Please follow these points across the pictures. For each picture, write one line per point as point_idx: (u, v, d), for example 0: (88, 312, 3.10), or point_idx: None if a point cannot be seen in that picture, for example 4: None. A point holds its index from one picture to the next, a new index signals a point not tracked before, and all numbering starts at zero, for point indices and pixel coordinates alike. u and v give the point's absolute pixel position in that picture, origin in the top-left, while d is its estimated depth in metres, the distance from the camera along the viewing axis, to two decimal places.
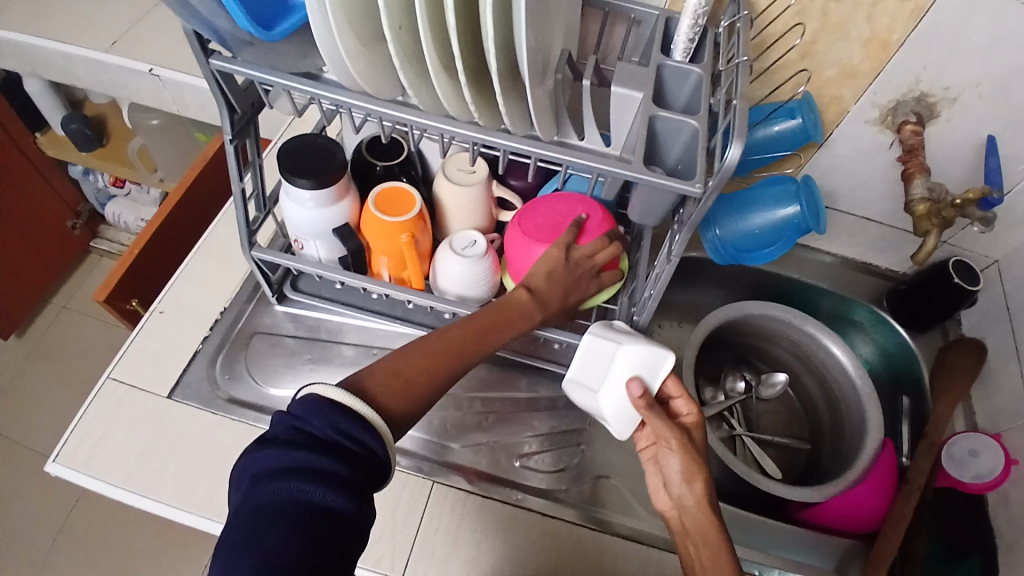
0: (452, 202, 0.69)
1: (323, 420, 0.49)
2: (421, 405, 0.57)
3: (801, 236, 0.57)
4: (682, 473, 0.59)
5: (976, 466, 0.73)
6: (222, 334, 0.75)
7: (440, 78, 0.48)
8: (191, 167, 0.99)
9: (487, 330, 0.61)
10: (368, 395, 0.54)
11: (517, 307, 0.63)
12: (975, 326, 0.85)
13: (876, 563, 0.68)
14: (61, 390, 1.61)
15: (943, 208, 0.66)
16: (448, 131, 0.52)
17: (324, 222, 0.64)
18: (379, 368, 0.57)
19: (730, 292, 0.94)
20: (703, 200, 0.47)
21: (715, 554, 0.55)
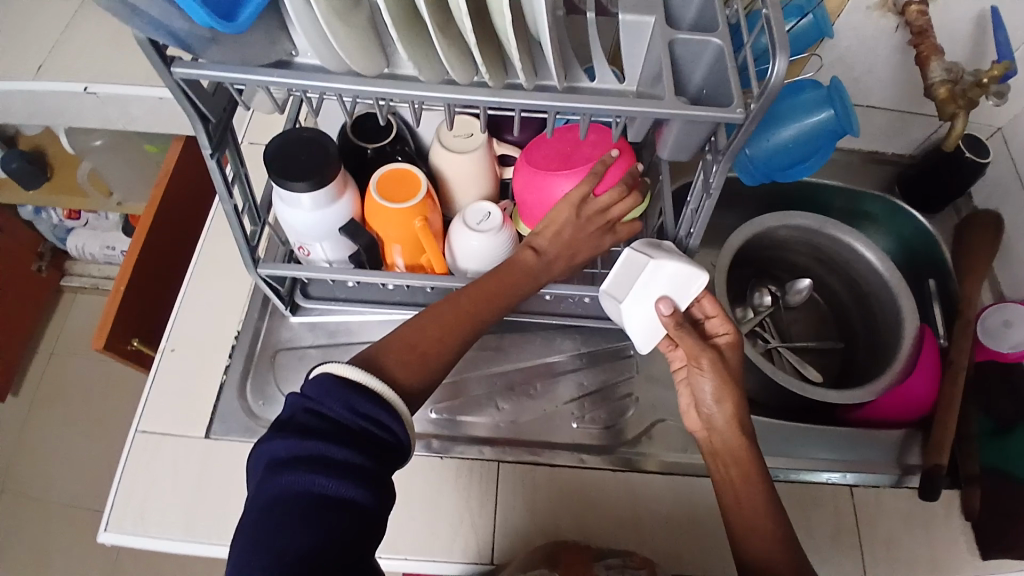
0: (454, 173, 0.65)
1: (337, 402, 0.46)
2: (437, 374, 0.54)
3: (835, 142, 0.55)
4: (714, 393, 0.58)
5: (1010, 335, 0.74)
6: (243, 358, 0.72)
7: (439, 34, 0.43)
8: (155, 185, 0.92)
9: (494, 295, 0.56)
10: (386, 374, 0.51)
11: (522, 267, 0.58)
12: (988, 199, 0.86)
13: (938, 448, 0.69)
14: (73, 437, 1.57)
15: (967, 89, 0.64)
16: (455, 101, 0.48)
17: (329, 222, 0.59)
18: (393, 341, 0.53)
19: (741, 209, 0.92)
20: (743, 127, 0.45)
21: (745, 477, 0.56)
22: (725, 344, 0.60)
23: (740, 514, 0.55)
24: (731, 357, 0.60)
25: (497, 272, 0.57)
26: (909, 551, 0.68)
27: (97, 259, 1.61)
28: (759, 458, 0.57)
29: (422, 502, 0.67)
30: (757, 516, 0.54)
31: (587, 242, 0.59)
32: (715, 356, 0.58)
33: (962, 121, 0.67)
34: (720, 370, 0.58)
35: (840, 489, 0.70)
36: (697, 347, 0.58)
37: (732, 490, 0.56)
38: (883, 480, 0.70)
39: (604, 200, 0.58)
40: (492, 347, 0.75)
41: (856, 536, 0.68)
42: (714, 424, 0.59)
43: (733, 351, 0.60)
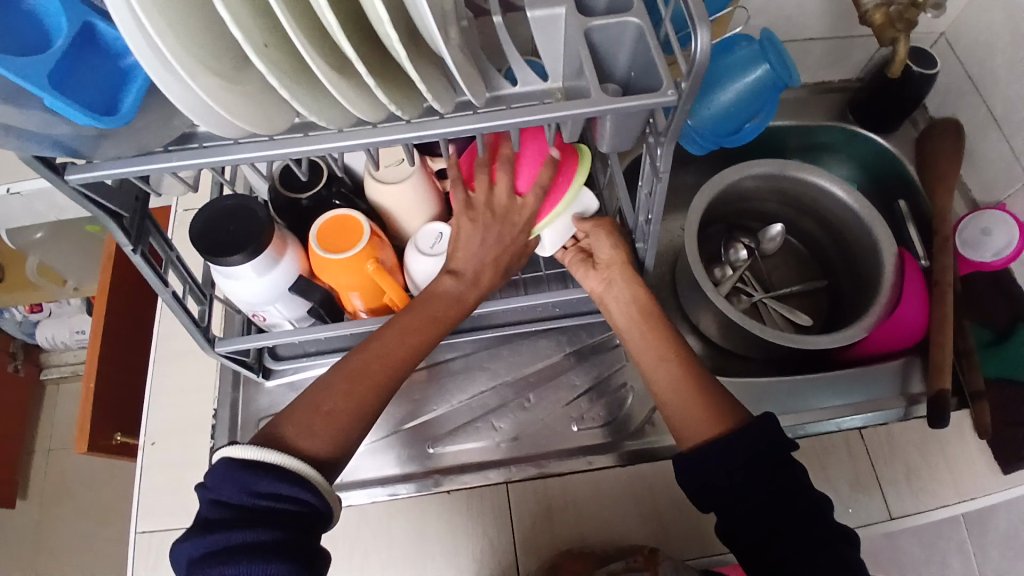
0: (395, 204, 0.62)
1: (234, 487, 0.45)
2: (349, 439, 0.52)
3: (778, 95, 0.53)
4: (611, 250, 0.61)
5: (992, 243, 0.75)
6: (229, 434, 0.70)
7: (336, 84, 0.40)
8: (102, 269, 0.88)
9: (408, 336, 0.57)
10: (286, 441, 0.49)
11: (447, 297, 0.59)
12: (942, 106, 0.84)
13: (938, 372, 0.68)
14: (90, 528, 1.55)
15: (902, 11, 0.61)
16: (374, 144, 0.45)
17: (278, 285, 0.57)
18: (297, 407, 0.52)
19: (700, 168, 0.90)
20: (679, 107, 0.43)
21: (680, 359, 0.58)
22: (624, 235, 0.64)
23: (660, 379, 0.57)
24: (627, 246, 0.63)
25: (414, 314, 0.57)
26: (930, 480, 0.67)
27: (72, 345, 1.57)
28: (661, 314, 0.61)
29: (440, 540, 0.66)
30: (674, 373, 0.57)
31: (508, 239, 0.58)
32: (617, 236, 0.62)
33: (905, 43, 0.64)
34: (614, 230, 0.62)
35: (851, 434, 0.69)
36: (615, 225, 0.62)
37: (675, 389, 0.56)
38: (892, 415, 0.70)
39: (502, 189, 0.55)
40: (479, 367, 0.73)
41: (875, 477, 0.67)
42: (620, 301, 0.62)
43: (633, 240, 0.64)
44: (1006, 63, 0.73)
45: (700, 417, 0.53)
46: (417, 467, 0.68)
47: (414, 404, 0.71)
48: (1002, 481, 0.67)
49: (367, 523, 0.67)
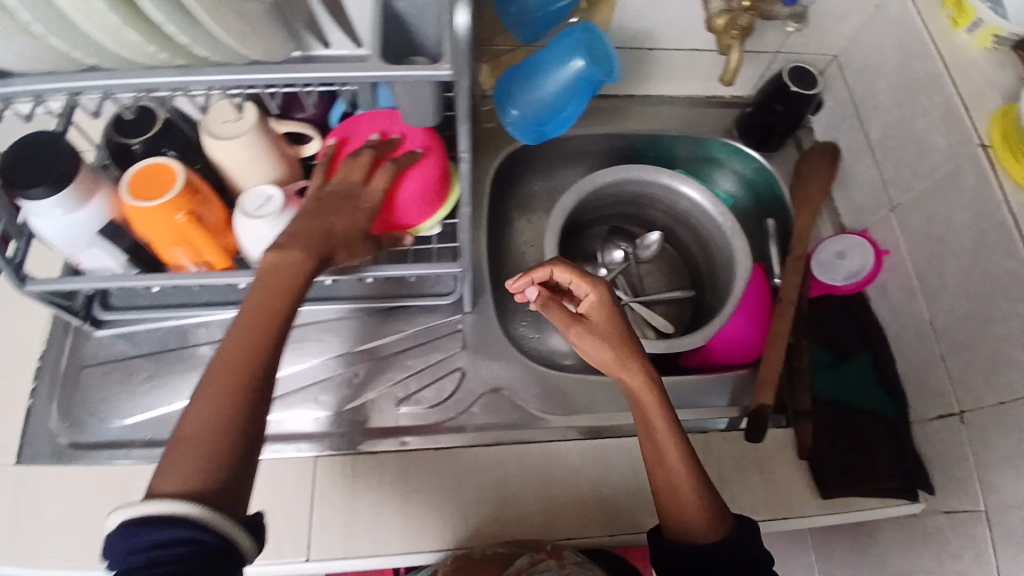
0: (229, 160, 0.60)
1: (133, 548, 0.37)
2: (226, 456, 0.42)
3: (598, 88, 0.54)
4: (600, 349, 0.61)
5: (847, 266, 0.74)
6: (51, 381, 0.69)
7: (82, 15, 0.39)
8: None
9: (259, 319, 0.48)
10: (162, 488, 0.40)
11: (289, 272, 0.49)
12: (827, 129, 0.84)
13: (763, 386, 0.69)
14: None
15: (736, 16, 0.61)
16: (142, 86, 0.43)
17: (86, 228, 0.56)
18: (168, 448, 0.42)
19: (587, 168, 0.89)
20: (457, 81, 0.44)
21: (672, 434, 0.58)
22: (584, 301, 0.64)
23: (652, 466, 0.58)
24: (596, 322, 0.62)
25: (260, 293, 0.49)
26: (742, 494, 0.66)
27: None
28: (638, 350, 0.61)
29: None
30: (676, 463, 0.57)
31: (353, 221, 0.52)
32: (583, 330, 0.62)
33: (739, 53, 0.63)
34: (599, 331, 0.61)
35: None
36: (565, 322, 0.63)
37: (660, 468, 0.58)
38: (721, 424, 0.71)
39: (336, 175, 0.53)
40: (312, 337, 0.71)
41: None
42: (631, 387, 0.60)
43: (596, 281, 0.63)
44: (888, 90, 0.73)
45: (692, 511, 0.55)
46: None
47: None
48: (820, 505, 0.67)
49: None
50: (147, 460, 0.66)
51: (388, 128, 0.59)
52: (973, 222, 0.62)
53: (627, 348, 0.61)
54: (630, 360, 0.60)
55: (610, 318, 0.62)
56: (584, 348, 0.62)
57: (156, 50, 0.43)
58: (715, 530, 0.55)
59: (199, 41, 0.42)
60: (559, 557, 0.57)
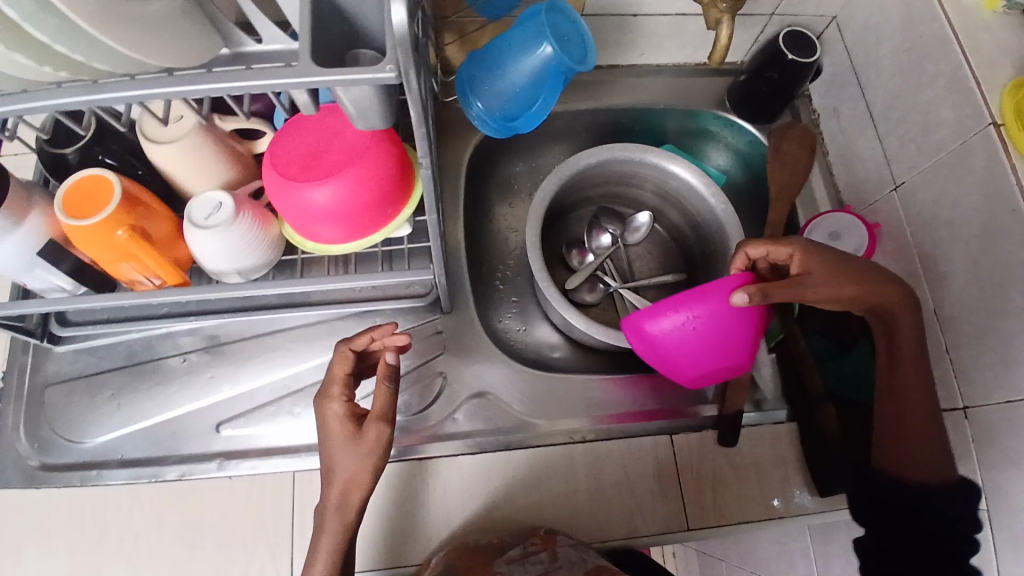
0: (171, 166, 0.56)
1: None
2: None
3: (570, 75, 0.49)
4: (834, 281, 0.57)
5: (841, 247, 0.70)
6: (14, 402, 0.66)
7: None
8: None
9: (342, 459, 0.52)
10: None
11: (339, 433, 0.53)
12: (826, 98, 0.79)
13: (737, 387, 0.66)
14: None
15: None
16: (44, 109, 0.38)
17: (23, 252, 0.51)
18: None
19: (571, 146, 0.84)
20: (403, 85, 0.39)
21: (911, 368, 0.59)
22: (795, 261, 0.57)
23: (896, 388, 0.58)
24: (810, 265, 0.57)
25: (329, 443, 0.53)
26: (736, 496, 0.65)
27: None
28: (865, 272, 0.58)
29: (212, 531, 0.60)
30: (910, 396, 0.58)
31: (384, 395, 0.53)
32: (813, 291, 0.57)
33: (730, 27, 0.59)
34: (825, 262, 0.57)
35: (660, 439, 0.66)
36: (798, 288, 0.55)
37: (905, 418, 0.58)
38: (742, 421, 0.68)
39: (362, 339, 0.57)
40: (281, 347, 0.68)
41: (679, 489, 0.64)
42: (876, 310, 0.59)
43: (787, 244, 0.58)
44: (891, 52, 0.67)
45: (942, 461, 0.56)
46: (204, 450, 0.64)
47: (208, 383, 0.67)
48: (818, 501, 0.65)
49: (139, 507, 0.61)
50: (117, 482, 0.62)
51: (361, 136, 0.54)
52: (984, 205, 0.58)
53: (861, 288, 0.58)
54: (877, 289, 0.59)
55: (816, 254, 0.57)
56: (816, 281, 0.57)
57: (54, 70, 0.38)
58: (945, 472, 0.56)
59: (98, 54, 0.37)
60: (554, 546, 0.58)
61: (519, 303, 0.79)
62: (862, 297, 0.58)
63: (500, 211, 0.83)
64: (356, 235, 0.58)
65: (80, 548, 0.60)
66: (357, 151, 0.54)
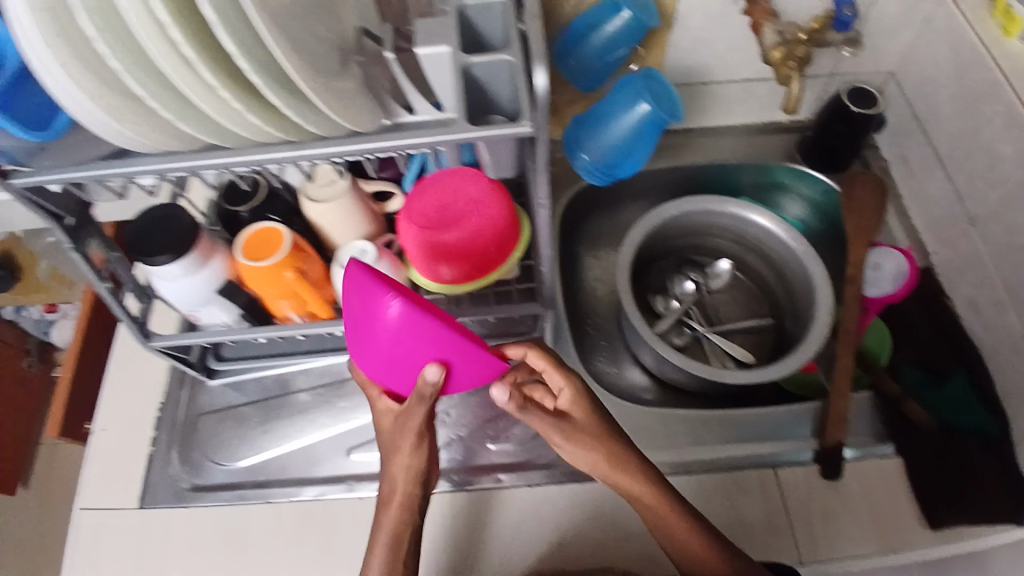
0: (326, 220, 0.65)
1: None
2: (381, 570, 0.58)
3: (662, 129, 0.57)
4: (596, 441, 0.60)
5: (881, 277, 0.77)
6: (171, 430, 0.75)
7: (209, 102, 0.43)
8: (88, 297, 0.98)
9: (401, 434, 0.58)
10: None
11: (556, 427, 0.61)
12: (892, 146, 0.85)
13: (835, 421, 0.69)
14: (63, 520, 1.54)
15: (794, 48, 0.66)
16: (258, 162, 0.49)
17: (206, 288, 0.62)
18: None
19: (651, 202, 0.92)
20: (538, 137, 0.48)
21: (664, 509, 0.59)
22: (561, 397, 0.62)
23: (653, 508, 0.59)
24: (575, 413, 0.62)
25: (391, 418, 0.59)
26: (844, 525, 0.67)
27: None
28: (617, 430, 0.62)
29: (344, 547, 0.67)
30: (677, 523, 0.59)
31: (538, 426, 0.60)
32: (567, 433, 0.60)
33: (799, 82, 0.68)
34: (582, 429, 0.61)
35: (765, 471, 0.70)
36: (547, 425, 0.60)
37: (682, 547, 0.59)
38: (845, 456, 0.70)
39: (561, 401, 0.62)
40: None
41: (788, 521, 0.67)
42: (626, 488, 0.60)
43: (574, 380, 0.62)
44: (948, 98, 0.73)
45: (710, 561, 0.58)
46: (337, 473, 0.71)
47: (337, 414, 0.75)
48: (931, 535, 0.65)
49: (280, 523, 0.69)
50: (259, 500, 0.70)
51: (482, 191, 0.63)
52: None
53: (607, 451, 0.60)
54: (616, 459, 0.60)
55: (588, 405, 0.62)
56: (577, 427, 0.61)
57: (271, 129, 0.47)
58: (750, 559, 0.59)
59: (308, 116, 0.47)
60: None
61: (609, 346, 0.85)
62: (604, 461, 0.60)
63: (587, 262, 0.91)
64: (478, 275, 0.66)
65: (229, 559, 0.67)
66: (480, 200, 0.63)
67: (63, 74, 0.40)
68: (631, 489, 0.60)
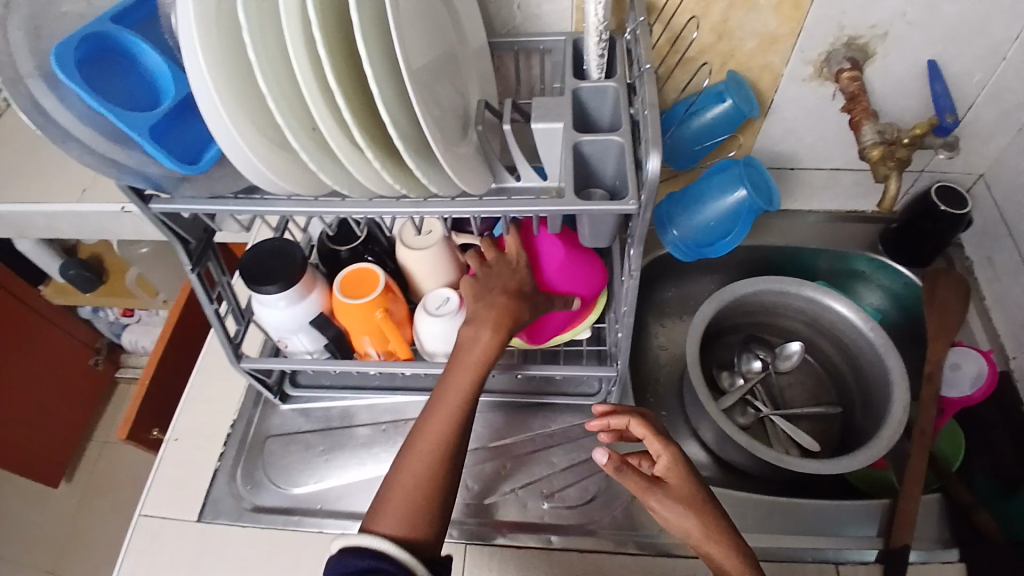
0: (417, 267, 0.68)
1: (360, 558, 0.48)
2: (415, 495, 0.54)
3: (756, 216, 0.58)
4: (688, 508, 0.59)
5: (962, 378, 0.75)
6: (239, 448, 0.78)
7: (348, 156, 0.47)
8: (174, 307, 1.04)
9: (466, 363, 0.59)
10: (373, 520, 0.53)
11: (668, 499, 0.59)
12: (977, 248, 0.83)
13: (903, 525, 0.66)
14: (98, 517, 1.58)
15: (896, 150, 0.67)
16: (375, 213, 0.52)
17: (301, 317, 0.65)
18: (384, 501, 0.54)
19: (723, 277, 0.92)
20: (641, 215, 0.50)
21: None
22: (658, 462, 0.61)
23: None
24: (671, 479, 0.60)
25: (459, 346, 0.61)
26: None
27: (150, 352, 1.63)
28: (715, 504, 0.59)
29: None
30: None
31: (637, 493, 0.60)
32: (661, 497, 0.59)
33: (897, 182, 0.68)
34: (683, 495, 0.59)
35: (826, 566, 0.67)
36: (643, 487, 0.60)
37: None
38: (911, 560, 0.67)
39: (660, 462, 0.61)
40: None
41: None
42: (718, 562, 0.57)
43: (669, 442, 0.62)
44: None
45: None
46: None
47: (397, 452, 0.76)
48: None
49: None
50: (314, 527, 0.71)
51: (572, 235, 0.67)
52: None
53: (699, 522, 0.58)
54: (710, 532, 0.58)
55: (684, 475, 0.60)
56: (671, 496, 0.60)
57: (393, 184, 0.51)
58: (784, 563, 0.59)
59: (429, 175, 0.50)
60: None
61: (668, 416, 0.85)
62: (696, 529, 0.58)
63: (653, 328, 0.91)
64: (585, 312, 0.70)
65: None
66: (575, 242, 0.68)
67: (226, 123, 0.45)
68: (722, 563, 0.57)
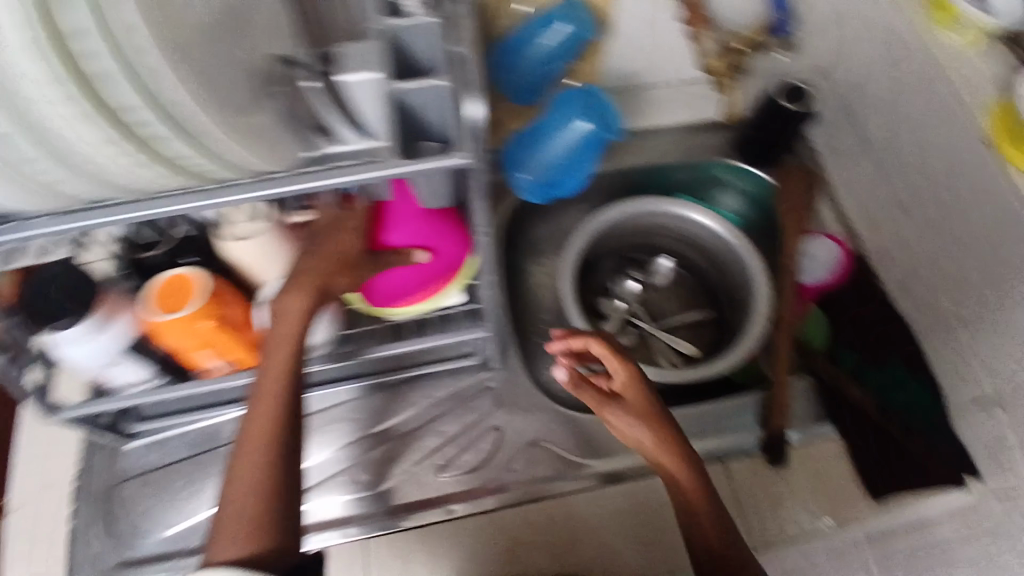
0: (244, 258, 0.59)
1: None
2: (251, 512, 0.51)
3: (603, 148, 0.55)
4: (643, 426, 0.59)
5: (815, 267, 0.78)
6: (90, 501, 0.68)
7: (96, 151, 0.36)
8: None
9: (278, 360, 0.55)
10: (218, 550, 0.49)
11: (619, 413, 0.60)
12: (822, 138, 0.86)
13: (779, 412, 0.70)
14: None
15: None
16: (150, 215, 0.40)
17: (110, 347, 0.55)
18: (220, 525, 0.51)
19: (593, 204, 0.89)
20: (475, 166, 0.45)
21: (689, 483, 0.58)
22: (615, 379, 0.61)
23: (680, 482, 0.58)
24: (626, 395, 0.60)
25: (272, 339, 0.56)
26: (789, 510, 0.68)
27: None
28: (668, 419, 0.59)
29: None
30: (692, 483, 0.58)
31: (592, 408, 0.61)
32: (616, 411, 0.60)
33: None
34: (639, 408, 0.59)
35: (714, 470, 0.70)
36: (599, 403, 0.61)
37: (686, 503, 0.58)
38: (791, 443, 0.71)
39: (618, 377, 0.60)
40: (344, 419, 0.73)
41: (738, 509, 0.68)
42: (669, 470, 0.59)
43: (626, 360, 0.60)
44: None
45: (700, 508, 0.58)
46: None
47: None
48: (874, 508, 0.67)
49: None
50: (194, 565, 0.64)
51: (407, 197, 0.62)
52: None
53: (654, 437, 0.58)
54: (664, 443, 0.58)
55: (642, 392, 0.60)
56: (626, 413, 0.59)
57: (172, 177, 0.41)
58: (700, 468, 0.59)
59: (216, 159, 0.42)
60: None
61: None
62: (651, 443, 0.59)
63: (531, 270, 0.88)
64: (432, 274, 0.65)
65: None
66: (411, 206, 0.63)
67: None
68: (674, 474, 0.58)
